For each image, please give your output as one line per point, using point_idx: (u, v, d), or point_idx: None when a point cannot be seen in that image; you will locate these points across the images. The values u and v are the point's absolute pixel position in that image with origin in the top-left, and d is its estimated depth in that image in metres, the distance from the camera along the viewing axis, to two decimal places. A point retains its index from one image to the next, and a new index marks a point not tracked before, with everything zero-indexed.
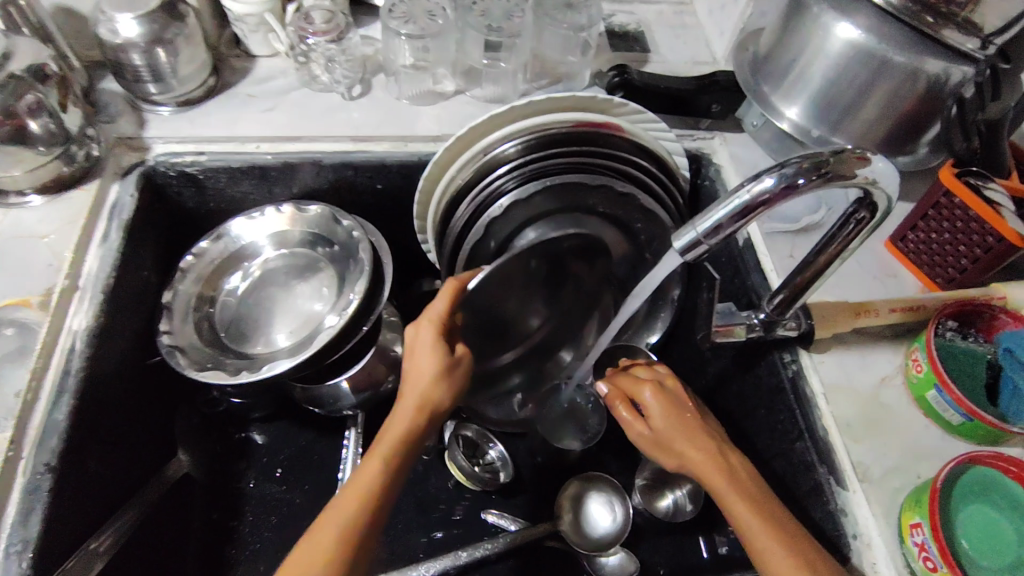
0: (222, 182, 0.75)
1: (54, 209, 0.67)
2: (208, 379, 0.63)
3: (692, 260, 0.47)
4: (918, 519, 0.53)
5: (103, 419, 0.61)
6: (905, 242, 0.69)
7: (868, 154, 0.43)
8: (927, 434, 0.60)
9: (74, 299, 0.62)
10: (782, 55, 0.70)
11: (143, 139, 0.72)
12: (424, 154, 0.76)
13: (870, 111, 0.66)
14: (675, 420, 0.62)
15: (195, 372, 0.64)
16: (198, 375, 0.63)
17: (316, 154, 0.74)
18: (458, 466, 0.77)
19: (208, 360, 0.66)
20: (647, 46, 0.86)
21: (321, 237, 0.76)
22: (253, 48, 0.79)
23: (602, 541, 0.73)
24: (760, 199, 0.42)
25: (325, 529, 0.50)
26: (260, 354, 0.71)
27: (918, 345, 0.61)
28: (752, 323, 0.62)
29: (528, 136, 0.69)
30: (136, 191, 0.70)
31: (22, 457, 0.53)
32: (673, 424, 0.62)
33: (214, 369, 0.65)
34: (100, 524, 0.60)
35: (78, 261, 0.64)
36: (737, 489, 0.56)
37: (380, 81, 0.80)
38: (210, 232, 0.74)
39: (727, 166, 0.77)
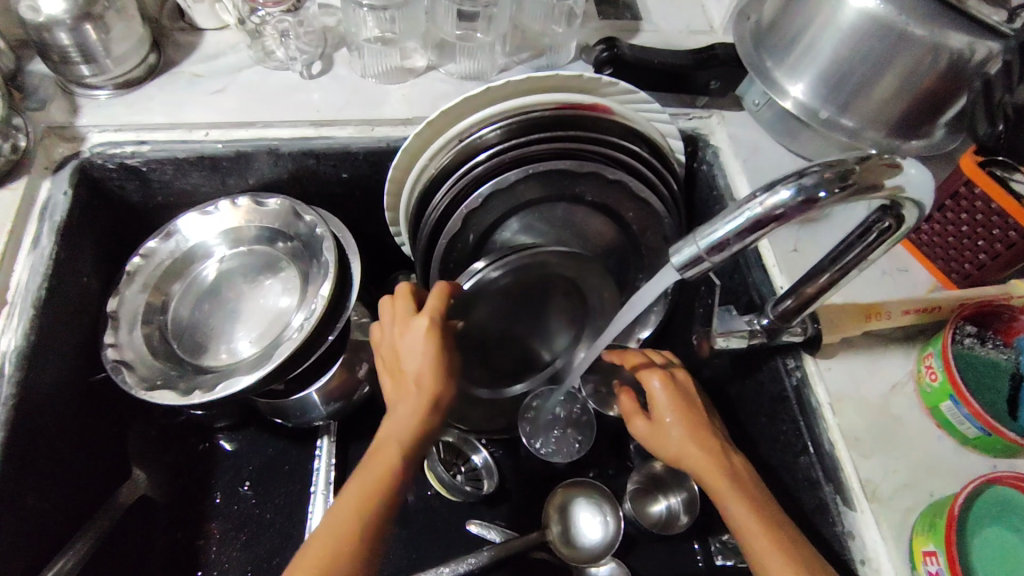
0: (169, 174, 0.68)
1: None
2: (157, 401, 0.57)
3: (691, 277, 0.42)
4: (932, 547, 0.49)
5: (43, 447, 0.55)
6: (918, 234, 0.64)
7: (898, 160, 0.37)
8: (940, 447, 0.55)
9: (1, 316, 0.55)
10: (787, 26, 0.63)
11: (77, 128, 0.65)
12: (393, 139, 0.69)
13: (883, 91, 0.59)
14: (683, 415, 0.58)
15: (143, 393, 0.58)
16: (145, 396, 0.58)
17: (271, 141, 0.67)
18: (436, 475, 0.72)
19: (160, 379, 0.60)
20: (638, 14, 0.78)
21: (281, 233, 0.69)
22: (199, 20, 0.71)
23: (593, 552, 0.70)
24: (774, 213, 0.37)
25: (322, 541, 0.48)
26: (223, 365, 0.65)
27: (932, 350, 0.56)
28: (754, 329, 0.56)
29: (507, 121, 0.62)
30: (70, 187, 0.63)
31: None
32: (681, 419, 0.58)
33: (166, 387, 0.59)
34: (48, 559, 0.55)
35: (6, 272, 0.57)
36: (741, 493, 0.52)
37: (342, 56, 0.72)
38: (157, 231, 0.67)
39: (725, 148, 0.71)
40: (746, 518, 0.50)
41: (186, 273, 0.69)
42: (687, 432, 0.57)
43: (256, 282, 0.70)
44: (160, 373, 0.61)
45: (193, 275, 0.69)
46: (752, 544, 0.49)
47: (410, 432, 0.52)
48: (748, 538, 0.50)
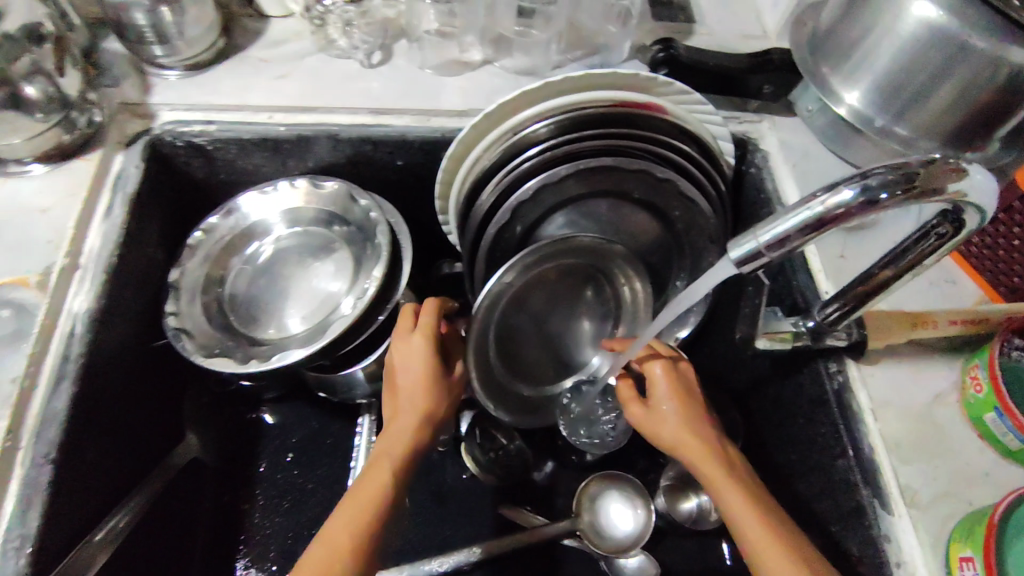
0: (232, 154, 0.70)
1: (55, 179, 0.63)
2: (216, 367, 0.60)
3: (748, 271, 0.43)
4: (970, 553, 0.49)
5: (108, 405, 0.58)
6: (968, 246, 0.64)
7: (965, 165, 0.37)
8: (983, 459, 0.55)
9: (75, 278, 0.58)
10: (846, 34, 0.63)
11: (148, 106, 0.68)
12: (448, 130, 0.70)
13: (940, 101, 0.59)
14: (679, 401, 0.59)
15: (202, 360, 0.61)
16: (205, 362, 0.60)
17: (331, 127, 0.69)
18: (473, 460, 0.75)
19: (218, 348, 0.63)
20: (692, 16, 0.79)
21: (336, 215, 0.72)
22: (266, 7, 0.74)
23: (621, 544, 0.71)
24: (835, 213, 0.37)
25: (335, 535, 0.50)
26: (272, 339, 0.67)
27: (978, 361, 0.56)
28: (799, 330, 0.58)
29: (561, 116, 0.64)
30: (141, 161, 0.66)
31: (19, 448, 0.51)
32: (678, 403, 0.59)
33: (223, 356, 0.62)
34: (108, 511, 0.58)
35: (80, 238, 0.60)
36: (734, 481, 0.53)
37: (401, 47, 0.74)
38: (220, 207, 0.70)
39: (775, 153, 0.71)
40: (736, 499, 0.51)
41: (244, 249, 0.72)
42: (684, 416, 0.58)
43: (309, 261, 0.72)
44: (218, 342, 0.64)
45: (250, 251, 0.72)
46: (739, 522, 0.50)
47: (412, 432, 0.58)
48: (736, 516, 0.51)
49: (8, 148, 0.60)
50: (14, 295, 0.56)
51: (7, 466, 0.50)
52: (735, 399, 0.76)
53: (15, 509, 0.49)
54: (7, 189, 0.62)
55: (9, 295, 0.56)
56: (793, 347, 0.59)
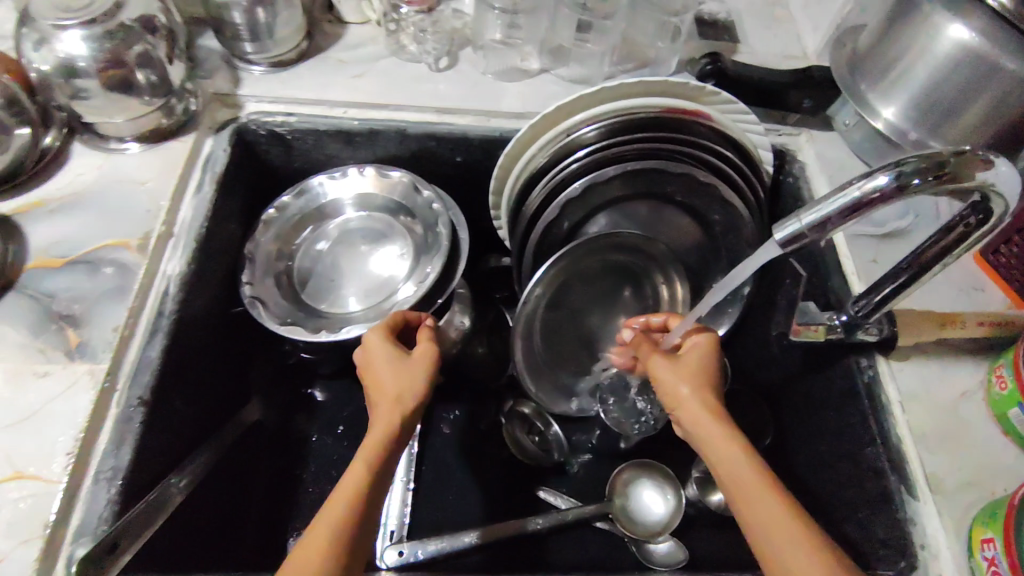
0: (309, 144, 0.77)
1: (151, 156, 0.69)
2: (286, 333, 0.65)
3: (790, 252, 0.46)
4: (990, 535, 0.52)
5: (192, 361, 0.64)
6: (996, 256, 0.67)
7: (993, 157, 0.42)
8: (1006, 454, 0.58)
9: (169, 246, 0.64)
10: (884, 54, 0.68)
11: (237, 96, 0.75)
12: (506, 130, 0.76)
13: (973, 117, 0.63)
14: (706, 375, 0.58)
15: (274, 325, 0.66)
16: (277, 328, 0.66)
17: (400, 123, 0.75)
18: (513, 439, 0.81)
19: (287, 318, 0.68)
20: (736, 36, 0.85)
21: (401, 206, 0.78)
22: (346, 14, 0.81)
23: (651, 528, 0.75)
24: (871, 196, 0.42)
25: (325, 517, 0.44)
26: (328, 312, 0.72)
27: (1004, 361, 0.59)
28: (833, 324, 0.61)
29: (610, 120, 0.69)
30: (229, 146, 0.72)
31: (117, 389, 0.56)
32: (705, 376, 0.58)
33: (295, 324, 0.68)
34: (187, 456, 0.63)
35: (175, 209, 0.66)
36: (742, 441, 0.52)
37: (466, 54, 0.81)
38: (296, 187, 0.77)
39: (812, 164, 0.76)
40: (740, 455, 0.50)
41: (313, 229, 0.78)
42: (704, 389, 0.57)
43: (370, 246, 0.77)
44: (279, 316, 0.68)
45: (316, 229, 0.78)
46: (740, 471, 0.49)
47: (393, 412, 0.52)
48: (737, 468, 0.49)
49: (114, 126, 0.67)
50: (117, 256, 0.62)
51: (106, 404, 0.56)
52: (766, 397, 0.80)
53: (110, 443, 0.55)
54: (109, 164, 0.68)
55: (112, 256, 0.62)
56: (826, 342, 0.62)
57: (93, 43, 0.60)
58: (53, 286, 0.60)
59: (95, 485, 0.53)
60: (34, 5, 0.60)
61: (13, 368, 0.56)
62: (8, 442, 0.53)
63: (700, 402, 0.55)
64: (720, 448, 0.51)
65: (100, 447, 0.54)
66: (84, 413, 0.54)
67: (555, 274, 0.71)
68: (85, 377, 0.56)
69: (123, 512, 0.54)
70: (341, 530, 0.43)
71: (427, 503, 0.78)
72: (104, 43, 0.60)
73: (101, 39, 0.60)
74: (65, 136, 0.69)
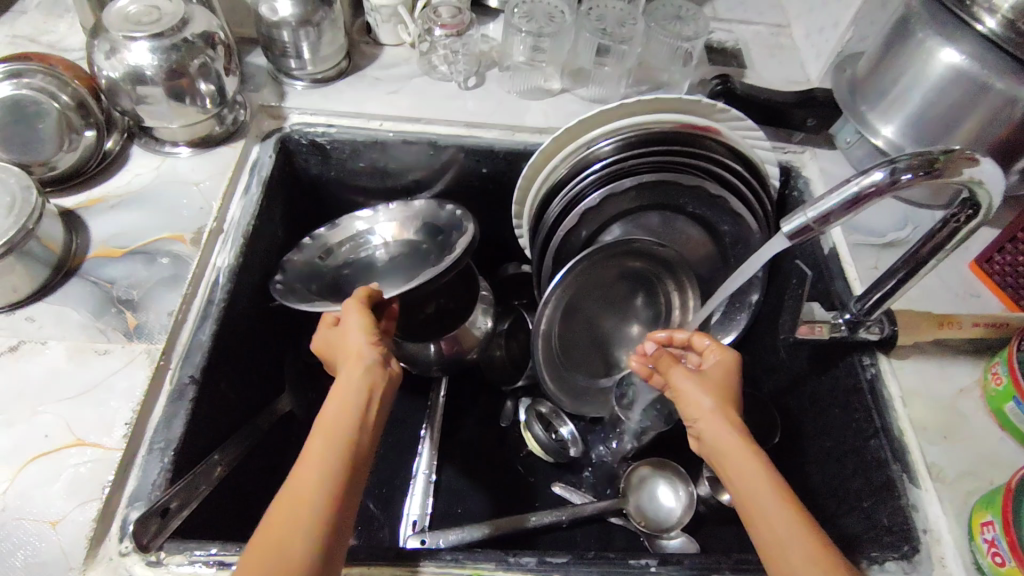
0: (345, 154, 0.83)
1: (203, 160, 0.75)
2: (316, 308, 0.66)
3: (797, 244, 0.51)
4: (989, 518, 0.55)
5: (237, 348, 0.69)
6: (990, 264, 0.71)
7: (976, 156, 0.46)
8: (1003, 446, 0.61)
9: (218, 241, 0.69)
10: (883, 77, 0.73)
11: (282, 109, 0.81)
12: (530, 143, 0.82)
13: (966, 134, 0.69)
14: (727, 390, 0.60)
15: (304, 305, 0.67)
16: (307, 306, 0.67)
17: (432, 135, 0.81)
18: (533, 436, 0.83)
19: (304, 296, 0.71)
20: (744, 63, 0.91)
21: (427, 227, 0.83)
22: (382, 37, 0.87)
23: (664, 525, 0.77)
24: (868, 190, 0.47)
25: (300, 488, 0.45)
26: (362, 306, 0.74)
27: (999, 359, 0.63)
28: (836, 323, 0.66)
29: (625, 135, 0.74)
30: (273, 153, 0.78)
31: (170, 367, 0.61)
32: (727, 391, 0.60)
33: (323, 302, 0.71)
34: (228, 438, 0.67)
35: (225, 207, 0.72)
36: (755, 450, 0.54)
37: (493, 75, 0.87)
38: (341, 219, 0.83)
39: (816, 179, 0.81)
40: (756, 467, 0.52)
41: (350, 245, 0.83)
42: (724, 402, 0.59)
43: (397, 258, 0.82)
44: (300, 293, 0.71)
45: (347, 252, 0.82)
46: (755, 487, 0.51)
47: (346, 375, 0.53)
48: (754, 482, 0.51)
49: (170, 131, 0.73)
50: (172, 249, 0.67)
51: (160, 380, 0.60)
52: (774, 399, 0.83)
53: (163, 417, 0.58)
54: (164, 166, 0.74)
55: (168, 248, 0.67)
56: (829, 339, 0.66)
57: (161, 54, 0.66)
58: (112, 273, 0.65)
59: (149, 455, 0.57)
60: (109, 20, 0.67)
61: (76, 346, 0.60)
62: (70, 411, 0.57)
63: (722, 415, 0.57)
64: (741, 459, 0.53)
65: (152, 420, 0.58)
66: (141, 387, 0.59)
67: (573, 276, 0.75)
68: (142, 355, 0.60)
69: (173, 480, 0.57)
70: (313, 490, 0.45)
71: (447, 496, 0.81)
72: (171, 54, 0.67)
73: (167, 50, 0.67)
74: (124, 140, 0.75)
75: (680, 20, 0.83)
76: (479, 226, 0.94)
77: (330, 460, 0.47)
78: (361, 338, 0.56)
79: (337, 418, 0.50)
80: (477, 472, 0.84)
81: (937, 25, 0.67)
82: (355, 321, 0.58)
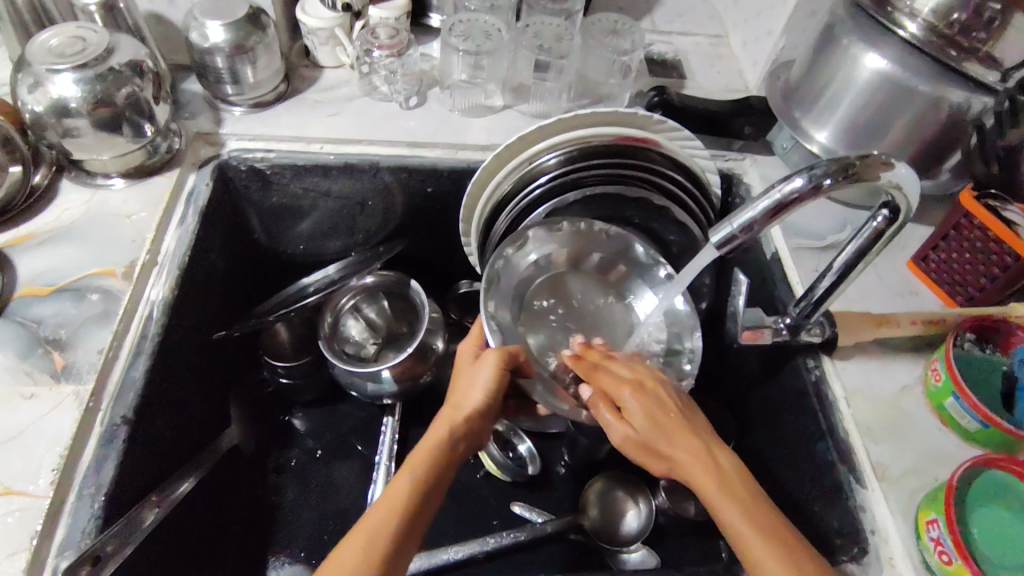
0: (287, 179, 0.81)
1: (137, 191, 0.74)
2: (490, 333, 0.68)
3: (725, 254, 0.51)
4: (934, 516, 0.55)
5: (171, 385, 0.68)
6: (927, 262, 0.72)
7: (892, 160, 0.48)
8: (946, 441, 0.62)
9: (153, 273, 0.68)
10: (814, 82, 0.74)
11: (219, 135, 0.79)
12: (473, 161, 0.81)
13: (896, 135, 0.70)
14: (672, 416, 0.60)
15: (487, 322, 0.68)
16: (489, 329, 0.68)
17: (374, 157, 0.80)
18: (490, 457, 0.82)
19: (290, 304, 0.78)
20: (683, 74, 0.92)
21: (388, 297, 0.89)
22: (321, 59, 0.87)
23: (625, 539, 0.77)
24: (790, 197, 0.47)
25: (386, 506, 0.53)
26: (364, 378, 0.80)
27: (937, 355, 0.63)
28: (778, 328, 0.66)
29: (569, 148, 0.73)
30: (211, 181, 0.77)
31: (100, 409, 0.59)
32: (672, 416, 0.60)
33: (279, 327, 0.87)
34: (162, 482, 0.66)
35: (159, 239, 0.70)
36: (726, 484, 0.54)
37: (434, 93, 0.87)
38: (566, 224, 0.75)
39: (757, 185, 0.82)
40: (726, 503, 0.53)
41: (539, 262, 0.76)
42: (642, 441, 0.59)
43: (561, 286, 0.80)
44: (285, 304, 0.78)
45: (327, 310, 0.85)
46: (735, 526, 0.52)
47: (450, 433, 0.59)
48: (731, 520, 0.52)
49: (101, 163, 0.71)
50: (102, 283, 0.66)
51: (90, 423, 0.58)
52: (729, 406, 0.84)
53: (93, 459, 0.57)
54: (96, 198, 0.72)
55: (98, 283, 0.65)
56: (772, 344, 0.67)
57: (85, 85, 0.64)
58: (40, 312, 0.63)
59: (78, 500, 0.55)
60: (30, 53, 0.65)
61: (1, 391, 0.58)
62: None
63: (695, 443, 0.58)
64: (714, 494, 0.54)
65: (81, 464, 0.56)
66: (70, 430, 0.57)
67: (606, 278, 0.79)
68: (69, 397, 0.58)
69: (105, 526, 0.56)
70: (388, 527, 0.52)
71: None
72: (95, 85, 0.65)
73: (92, 81, 0.65)
74: (54, 174, 0.73)
75: (617, 34, 0.84)
76: (429, 245, 0.93)
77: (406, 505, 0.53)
78: (480, 396, 0.61)
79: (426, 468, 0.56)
80: None
81: (861, 31, 0.68)
82: (484, 374, 0.62)
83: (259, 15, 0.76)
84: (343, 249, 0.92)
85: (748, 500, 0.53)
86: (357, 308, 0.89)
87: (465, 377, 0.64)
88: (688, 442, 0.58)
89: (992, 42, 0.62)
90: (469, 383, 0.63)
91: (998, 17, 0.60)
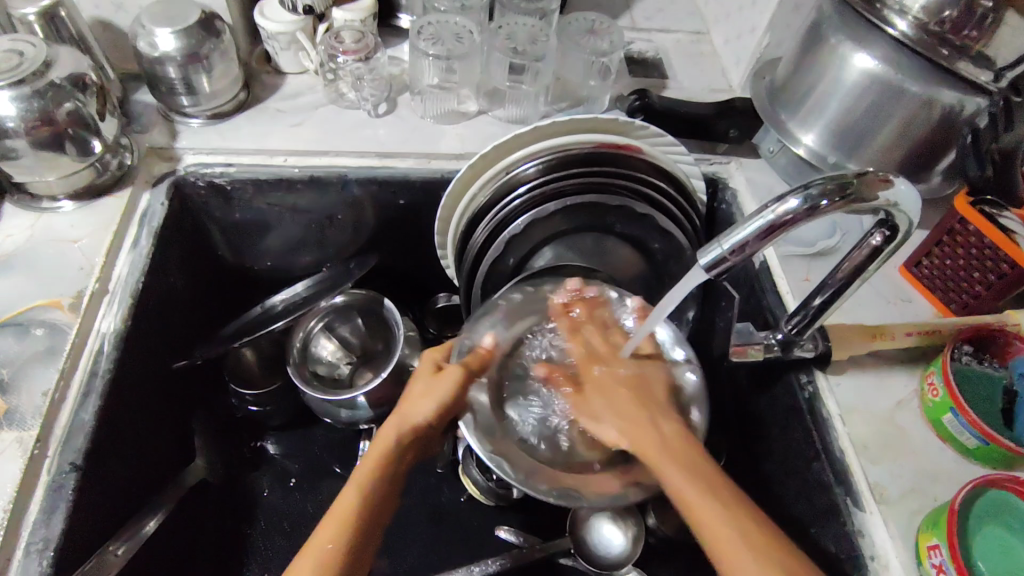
0: (249, 193, 0.77)
1: (86, 213, 0.69)
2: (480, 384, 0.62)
3: (715, 277, 0.48)
4: (936, 541, 0.53)
5: (125, 423, 0.64)
6: (919, 268, 0.70)
7: (890, 177, 0.46)
8: (943, 457, 0.60)
9: (103, 302, 0.64)
10: (800, 82, 0.71)
11: (175, 150, 0.74)
12: (446, 171, 0.77)
13: (884, 139, 0.67)
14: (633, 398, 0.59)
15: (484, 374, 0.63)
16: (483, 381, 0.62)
17: (341, 168, 0.76)
18: (471, 479, 0.79)
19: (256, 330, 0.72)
20: (665, 73, 0.89)
21: (361, 313, 0.85)
22: (284, 65, 0.82)
23: (613, 562, 0.74)
24: (784, 219, 0.44)
25: (335, 518, 0.52)
26: (342, 405, 0.76)
27: (933, 369, 0.60)
28: (769, 344, 0.64)
29: (549, 155, 0.69)
30: (166, 199, 0.72)
31: (47, 456, 0.55)
32: (624, 392, 0.60)
33: (244, 350, 0.83)
34: (114, 531, 0.61)
35: (109, 265, 0.65)
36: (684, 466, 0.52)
37: (404, 99, 0.82)
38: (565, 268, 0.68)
39: (742, 190, 0.79)
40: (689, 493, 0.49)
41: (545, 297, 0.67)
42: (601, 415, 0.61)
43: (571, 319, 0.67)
44: (249, 329, 0.73)
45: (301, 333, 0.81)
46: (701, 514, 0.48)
47: (398, 443, 0.57)
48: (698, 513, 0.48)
49: (46, 185, 0.66)
50: (47, 317, 0.61)
51: (34, 473, 0.54)
52: (719, 418, 0.82)
53: (41, 512, 0.53)
54: (41, 222, 0.67)
55: (44, 317, 0.61)
56: (764, 360, 0.64)
57: (23, 103, 0.59)
58: None
59: (25, 558, 0.51)
60: None
61: None
62: None
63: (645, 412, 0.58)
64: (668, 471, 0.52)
65: (28, 519, 0.52)
66: (14, 482, 0.52)
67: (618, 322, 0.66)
68: (13, 445, 0.54)
69: None
70: (337, 540, 0.51)
71: (386, 556, 0.77)
72: (33, 102, 0.59)
73: (29, 99, 0.59)
74: None
75: (595, 35, 0.80)
76: (404, 258, 0.89)
77: (350, 517, 0.52)
78: (432, 406, 0.58)
79: (365, 482, 0.54)
80: (416, 523, 0.80)
81: (848, 29, 0.65)
82: (441, 387, 0.59)
83: (212, 20, 0.70)
84: (313, 263, 0.88)
85: (696, 467, 0.51)
86: (329, 328, 0.84)
87: (420, 381, 0.60)
88: (638, 417, 0.57)
89: (986, 40, 0.57)
90: (424, 390, 0.59)
91: (990, 14, 0.55)
